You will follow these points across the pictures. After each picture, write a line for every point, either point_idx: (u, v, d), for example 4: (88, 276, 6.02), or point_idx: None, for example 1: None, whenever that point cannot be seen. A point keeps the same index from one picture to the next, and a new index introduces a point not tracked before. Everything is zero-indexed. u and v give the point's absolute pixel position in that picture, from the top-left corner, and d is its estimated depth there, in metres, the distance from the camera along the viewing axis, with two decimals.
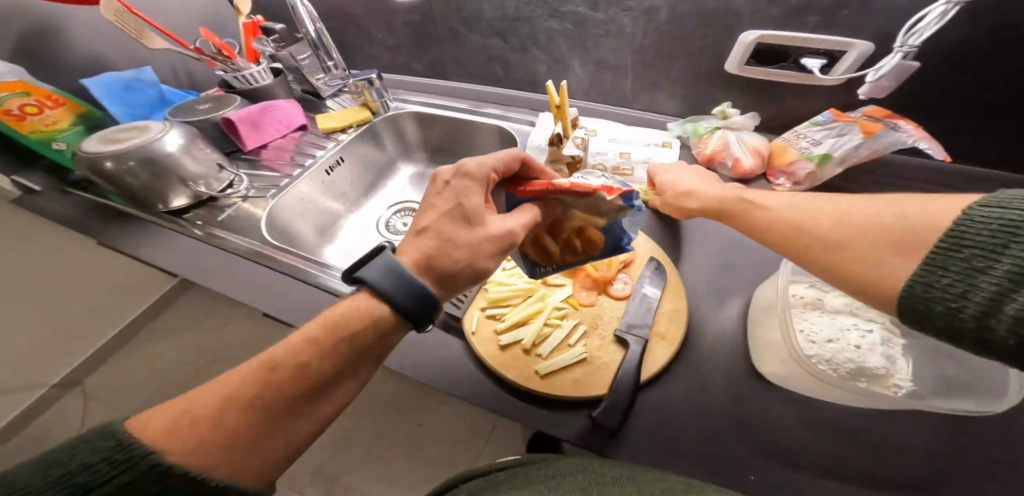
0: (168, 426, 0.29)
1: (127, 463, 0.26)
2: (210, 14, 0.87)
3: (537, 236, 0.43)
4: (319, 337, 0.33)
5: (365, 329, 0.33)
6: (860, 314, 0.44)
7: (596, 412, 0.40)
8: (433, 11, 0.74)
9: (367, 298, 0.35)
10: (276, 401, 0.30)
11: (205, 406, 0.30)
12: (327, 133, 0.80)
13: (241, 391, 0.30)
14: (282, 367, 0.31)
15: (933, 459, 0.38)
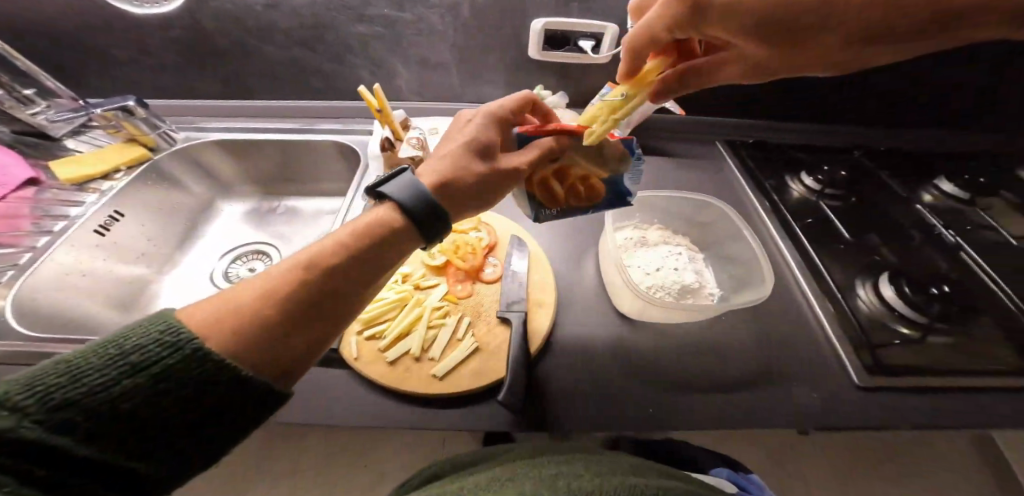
0: (207, 319, 0.25)
1: (171, 347, 0.23)
2: None
3: (544, 179, 0.41)
4: (351, 240, 0.31)
5: (404, 232, 0.32)
6: (671, 242, 0.56)
7: (502, 396, 0.40)
8: (212, 22, 0.63)
9: (390, 210, 0.32)
10: (315, 294, 0.28)
11: (229, 309, 0.26)
12: (81, 183, 0.63)
13: (276, 287, 0.27)
14: (317, 263, 0.29)
15: (739, 330, 0.51)
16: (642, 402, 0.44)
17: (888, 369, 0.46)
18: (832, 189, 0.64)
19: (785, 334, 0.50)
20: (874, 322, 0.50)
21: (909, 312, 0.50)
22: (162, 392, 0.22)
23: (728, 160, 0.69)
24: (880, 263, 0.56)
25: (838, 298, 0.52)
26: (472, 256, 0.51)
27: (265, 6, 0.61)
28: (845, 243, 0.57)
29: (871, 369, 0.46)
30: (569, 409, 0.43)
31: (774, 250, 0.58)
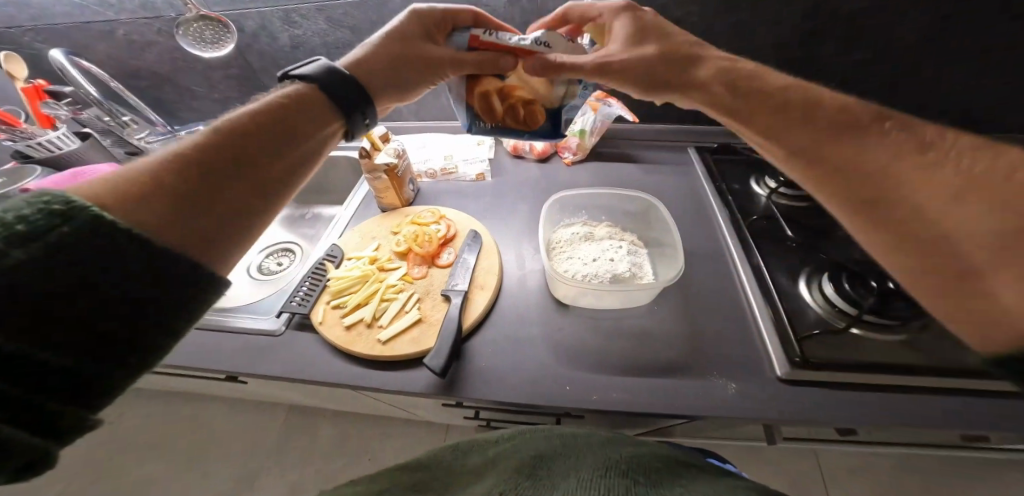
0: (124, 192, 0.26)
1: (66, 214, 0.22)
2: None
3: (485, 92, 0.47)
4: (256, 123, 0.35)
5: (316, 110, 0.39)
6: (616, 236, 0.60)
7: (427, 359, 0.46)
8: (254, 64, 0.81)
9: (301, 94, 0.39)
10: (241, 174, 0.32)
11: (124, 181, 0.27)
12: None
13: (192, 154, 0.31)
14: (223, 148, 0.32)
15: (675, 323, 0.52)
16: (559, 378, 0.48)
17: (814, 363, 0.44)
18: (793, 189, 0.63)
19: (717, 326, 0.51)
20: (814, 322, 0.48)
21: (846, 306, 0.48)
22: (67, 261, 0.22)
23: (695, 164, 0.72)
24: (830, 261, 0.54)
25: (775, 292, 0.51)
26: (428, 244, 0.59)
27: (294, 48, 0.77)
28: (797, 242, 0.56)
29: (795, 363, 0.44)
30: (493, 378, 0.48)
31: (722, 249, 0.59)
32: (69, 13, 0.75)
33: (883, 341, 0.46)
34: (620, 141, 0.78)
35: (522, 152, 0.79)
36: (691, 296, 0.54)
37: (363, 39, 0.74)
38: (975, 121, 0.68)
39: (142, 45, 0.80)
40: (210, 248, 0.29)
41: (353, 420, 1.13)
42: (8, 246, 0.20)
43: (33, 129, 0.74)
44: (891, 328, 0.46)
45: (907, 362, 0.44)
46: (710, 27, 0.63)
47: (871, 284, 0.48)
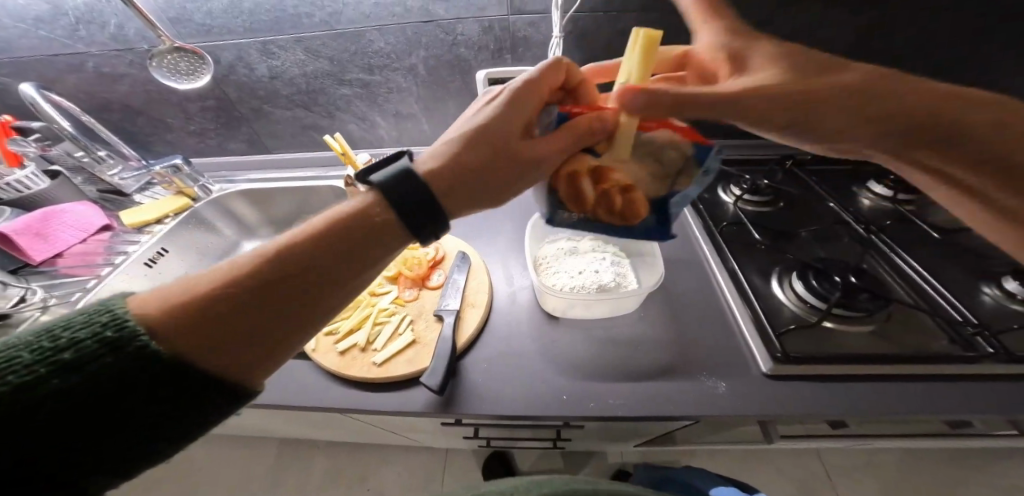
0: (167, 313, 0.28)
1: (115, 341, 0.25)
2: None
3: (575, 177, 0.40)
4: (319, 238, 0.33)
5: (382, 220, 0.35)
6: (600, 248, 0.62)
7: (423, 378, 0.47)
8: (234, 97, 0.82)
9: (374, 199, 0.35)
10: (281, 294, 0.30)
11: (175, 302, 0.28)
12: (139, 228, 0.81)
13: (244, 273, 0.31)
14: (276, 263, 0.31)
15: (660, 324, 0.54)
16: (555, 389, 0.49)
17: (794, 357, 0.46)
18: (756, 196, 0.67)
19: (700, 327, 0.53)
20: (789, 318, 0.51)
21: (816, 301, 0.51)
22: (103, 384, 0.24)
23: None
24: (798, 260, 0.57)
25: (750, 290, 0.54)
26: (418, 267, 0.60)
27: (272, 78, 0.78)
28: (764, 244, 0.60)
29: (777, 358, 0.47)
30: (490, 394, 0.49)
31: (700, 253, 0.62)
32: (36, 46, 0.74)
33: (852, 332, 0.49)
34: None
35: None
36: (675, 298, 0.57)
37: (342, 68, 0.76)
38: None
39: (114, 78, 0.79)
40: (237, 375, 0.28)
41: (343, 455, 1.10)
42: (53, 371, 0.23)
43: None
44: (860, 319, 0.49)
45: (878, 349, 0.47)
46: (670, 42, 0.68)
47: (835, 280, 0.52)
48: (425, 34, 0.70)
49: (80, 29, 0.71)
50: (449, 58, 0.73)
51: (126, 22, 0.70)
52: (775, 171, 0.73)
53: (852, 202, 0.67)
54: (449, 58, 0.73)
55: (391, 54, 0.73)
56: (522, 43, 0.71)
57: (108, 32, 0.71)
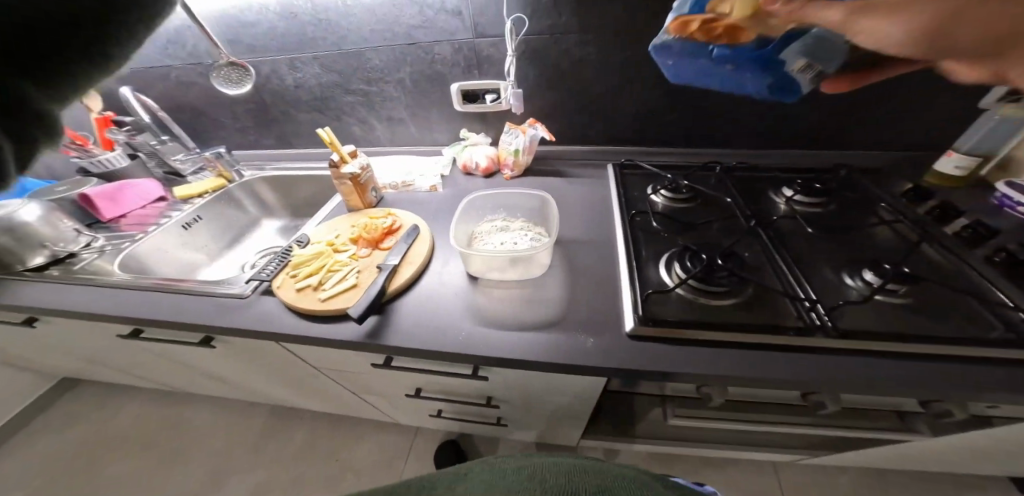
0: None
1: None
2: (56, 112, 1.05)
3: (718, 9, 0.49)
4: None
5: None
6: (526, 228, 0.73)
7: (350, 309, 0.60)
8: (267, 101, 1.03)
9: None
10: None
11: None
12: (185, 199, 1.01)
13: None
14: None
15: (558, 293, 0.64)
16: (457, 333, 0.60)
17: (652, 319, 0.55)
18: (676, 194, 0.76)
19: (590, 296, 0.62)
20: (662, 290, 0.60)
21: (683, 276, 0.59)
22: None
23: (608, 176, 0.86)
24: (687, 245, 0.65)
25: (636, 268, 0.63)
26: (374, 231, 0.74)
27: (297, 87, 0.98)
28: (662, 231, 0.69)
29: (639, 319, 0.56)
30: (406, 333, 0.61)
31: (611, 238, 0.71)
32: (135, 59, 0.98)
33: (712, 304, 0.57)
34: (549, 163, 0.95)
35: (471, 170, 0.95)
36: (578, 276, 0.66)
37: (348, 80, 0.94)
38: (834, 141, 0.83)
39: (184, 84, 1.02)
40: None
41: (324, 428, 1.27)
42: None
43: (96, 149, 0.97)
44: (721, 294, 0.57)
45: (729, 318, 0.55)
46: (610, 62, 0.79)
47: (702, 257, 0.60)
48: (410, 54, 0.87)
49: (169, 49, 0.95)
50: (429, 73, 0.89)
51: (198, 42, 0.93)
52: (708, 178, 0.81)
53: (765, 203, 0.74)
54: (429, 73, 0.89)
55: (384, 69, 0.90)
56: (486, 61, 0.85)
57: (187, 50, 0.94)
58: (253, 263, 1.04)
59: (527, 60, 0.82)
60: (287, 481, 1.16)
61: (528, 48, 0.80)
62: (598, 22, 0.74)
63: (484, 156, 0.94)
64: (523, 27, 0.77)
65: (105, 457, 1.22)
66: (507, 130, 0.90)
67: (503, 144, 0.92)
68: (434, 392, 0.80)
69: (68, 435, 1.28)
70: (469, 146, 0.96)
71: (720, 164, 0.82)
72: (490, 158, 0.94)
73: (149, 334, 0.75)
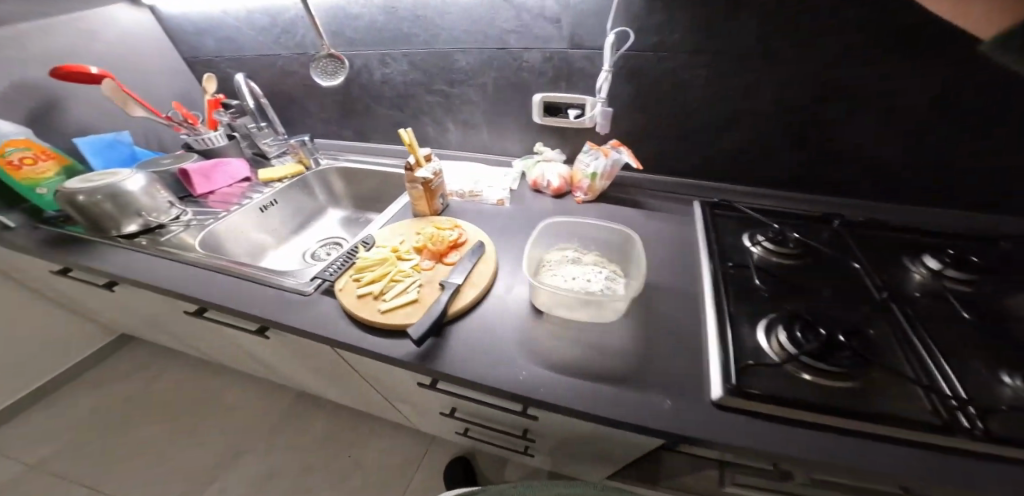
0: None
1: None
2: (182, 92, 1.13)
3: None
4: None
5: None
6: (600, 263, 0.68)
7: (410, 329, 0.56)
8: (351, 94, 1.05)
9: None
10: None
11: None
12: (267, 182, 1.05)
13: None
14: None
15: (633, 343, 0.57)
16: (513, 364, 0.56)
17: (745, 391, 0.47)
18: (782, 247, 0.66)
19: (667, 352, 0.55)
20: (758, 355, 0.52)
21: (791, 348, 0.50)
22: None
23: (697, 214, 0.78)
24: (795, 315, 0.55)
25: (728, 327, 0.55)
26: (439, 244, 0.71)
27: (382, 82, 0.99)
28: (769, 298, 0.59)
29: (728, 388, 0.47)
30: (463, 360, 0.57)
31: (698, 289, 0.64)
32: (254, 49, 1.03)
33: (821, 384, 0.47)
34: (625, 190, 0.88)
35: (541, 186, 0.91)
36: (656, 327, 0.59)
37: (432, 80, 0.93)
38: (984, 203, 0.70)
39: (280, 72, 1.06)
40: None
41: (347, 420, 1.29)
42: None
43: (202, 128, 1.01)
44: (835, 375, 0.48)
45: (845, 403, 0.46)
46: (719, 88, 0.72)
47: (820, 332, 0.50)
48: (498, 59, 0.84)
49: (279, 39, 0.98)
50: (515, 81, 0.86)
51: (305, 33, 0.95)
52: (821, 230, 0.70)
53: (897, 274, 0.62)
54: (515, 81, 0.86)
55: (470, 71, 0.88)
56: (577, 74, 0.79)
57: (297, 41, 0.97)
58: (314, 252, 1.06)
59: (624, 77, 0.76)
60: (309, 465, 1.18)
61: (628, 65, 0.74)
62: (716, 43, 0.67)
63: (557, 174, 0.89)
64: (624, 42, 0.71)
65: (150, 415, 1.30)
66: (586, 150, 0.85)
67: (580, 164, 0.86)
68: (468, 414, 0.76)
69: (130, 381, 1.41)
70: (541, 161, 0.91)
71: (840, 218, 0.71)
72: (564, 177, 0.89)
73: (212, 314, 0.77)
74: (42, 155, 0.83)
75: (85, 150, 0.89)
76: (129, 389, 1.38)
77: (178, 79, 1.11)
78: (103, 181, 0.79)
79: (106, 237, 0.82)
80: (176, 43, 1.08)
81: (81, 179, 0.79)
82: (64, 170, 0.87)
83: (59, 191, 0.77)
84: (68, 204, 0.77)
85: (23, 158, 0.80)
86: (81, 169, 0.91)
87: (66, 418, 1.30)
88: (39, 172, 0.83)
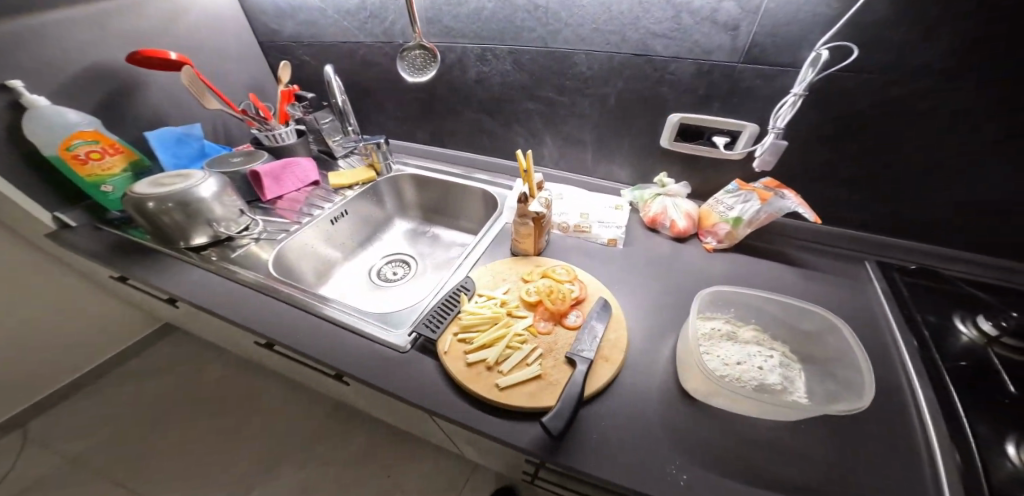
0: None
1: None
2: (257, 83, 1.04)
3: None
4: None
5: None
6: (764, 343, 0.54)
7: (544, 418, 0.45)
8: (434, 93, 0.92)
9: None
10: None
11: None
12: (337, 188, 0.94)
13: None
14: None
15: (840, 475, 0.42)
16: (673, 474, 0.43)
17: None
18: (1018, 340, 0.53)
19: (887, 491, 0.42)
20: None
21: None
22: None
23: (874, 282, 0.63)
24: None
25: (975, 446, 0.43)
26: (560, 302, 0.59)
27: (476, 82, 0.85)
28: (1012, 397, 0.47)
29: None
30: (607, 456, 0.44)
31: (907, 399, 0.49)
32: (338, 33, 0.90)
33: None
34: (765, 238, 0.73)
35: (660, 225, 0.76)
36: (863, 451, 0.44)
37: (538, 84, 0.79)
38: None
39: (358, 64, 0.94)
40: None
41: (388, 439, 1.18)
42: None
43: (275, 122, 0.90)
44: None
45: None
46: (944, 128, 0.55)
47: None
48: (631, 66, 0.69)
49: (366, 22, 0.85)
50: (648, 96, 0.71)
51: (399, 19, 0.81)
52: None
53: None
54: (648, 96, 0.71)
55: (590, 79, 0.74)
56: (738, 94, 0.63)
57: (384, 27, 0.84)
58: (381, 270, 0.96)
59: (809, 103, 0.60)
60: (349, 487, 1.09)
61: (829, 88, 0.58)
62: (964, 71, 0.50)
63: (680, 213, 0.74)
64: (841, 59, 0.55)
65: (193, 411, 1.26)
66: (731, 189, 0.70)
67: (716, 205, 0.72)
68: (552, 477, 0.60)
69: (173, 372, 1.36)
70: (663, 195, 0.77)
71: None
72: (690, 217, 0.74)
73: (280, 349, 0.69)
74: (109, 148, 0.75)
75: (154, 145, 0.81)
76: (174, 380, 1.34)
77: (251, 67, 1.01)
78: (173, 185, 0.69)
79: (170, 248, 0.73)
80: (248, 26, 0.98)
81: (151, 181, 0.70)
82: (131, 165, 0.79)
83: (127, 195, 0.68)
84: (136, 209, 0.67)
85: (89, 152, 0.72)
86: (147, 166, 0.82)
87: (109, 407, 1.26)
88: (105, 168, 0.75)
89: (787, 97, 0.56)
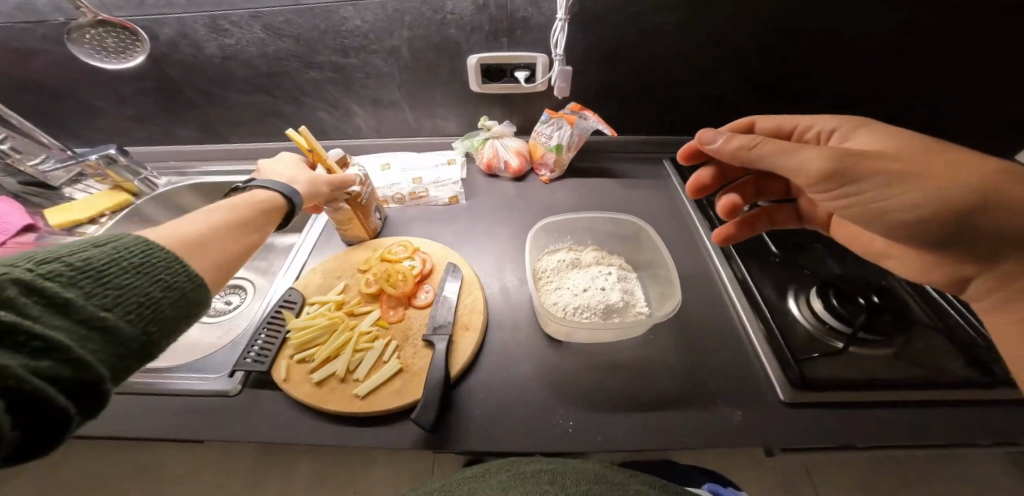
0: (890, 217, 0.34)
1: None
2: None
3: None
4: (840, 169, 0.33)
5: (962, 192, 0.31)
6: (604, 261, 0.57)
7: (414, 414, 0.41)
8: (179, 78, 0.70)
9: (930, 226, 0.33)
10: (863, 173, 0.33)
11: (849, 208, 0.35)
12: (68, 228, 0.69)
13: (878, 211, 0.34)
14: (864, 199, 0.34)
15: (676, 346, 0.49)
16: (550, 407, 0.44)
17: (813, 382, 0.43)
18: None
19: (710, 340, 0.49)
20: (806, 338, 0.48)
21: (837, 323, 0.48)
22: None
23: (672, 177, 0.73)
24: (815, 277, 0.54)
25: (757, 293, 0.52)
26: (404, 282, 0.54)
27: (226, 59, 0.67)
28: (779, 258, 0.57)
29: (795, 383, 0.43)
30: (491, 428, 0.43)
31: (709, 266, 0.58)
32: None
33: (873, 356, 0.47)
34: (591, 159, 0.78)
35: (496, 169, 0.75)
36: (685, 318, 0.52)
37: (310, 49, 0.66)
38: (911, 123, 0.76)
39: (26, 54, 0.66)
40: None
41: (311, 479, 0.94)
42: None
43: None
44: (878, 344, 0.47)
45: (898, 373, 0.45)
46: (679, 32, 0.63)
47: (859, 300, 0.49)
48: (408, 11, 0.61)
49: None
50: (437, 41, 0.65)
51: None
52: None
53: None
54: (436, 41, 0.65)
55: (368, 33, 0.64)
56: (518, 25, 0.63)
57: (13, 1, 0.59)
58: None
59: (579, 26, 0.63)
60: None
61: (584, 9, 0.60)
62: None
63: (510, 152, 0.74)
64: None
65: None
66: (545, 119, 0.71)
67: (538, 138, 0.73)
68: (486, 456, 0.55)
69: None
70: (491, 138, 0.74)
71: None
72: (520, 154, 0.74)
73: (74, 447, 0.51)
74: None
75: None
76: None
77: None
78: None
79: None
80: None
81: None
82: None
83: None
84: None
85: None
86: None
87: None
88: None
89: (556, 32, 0.59)
